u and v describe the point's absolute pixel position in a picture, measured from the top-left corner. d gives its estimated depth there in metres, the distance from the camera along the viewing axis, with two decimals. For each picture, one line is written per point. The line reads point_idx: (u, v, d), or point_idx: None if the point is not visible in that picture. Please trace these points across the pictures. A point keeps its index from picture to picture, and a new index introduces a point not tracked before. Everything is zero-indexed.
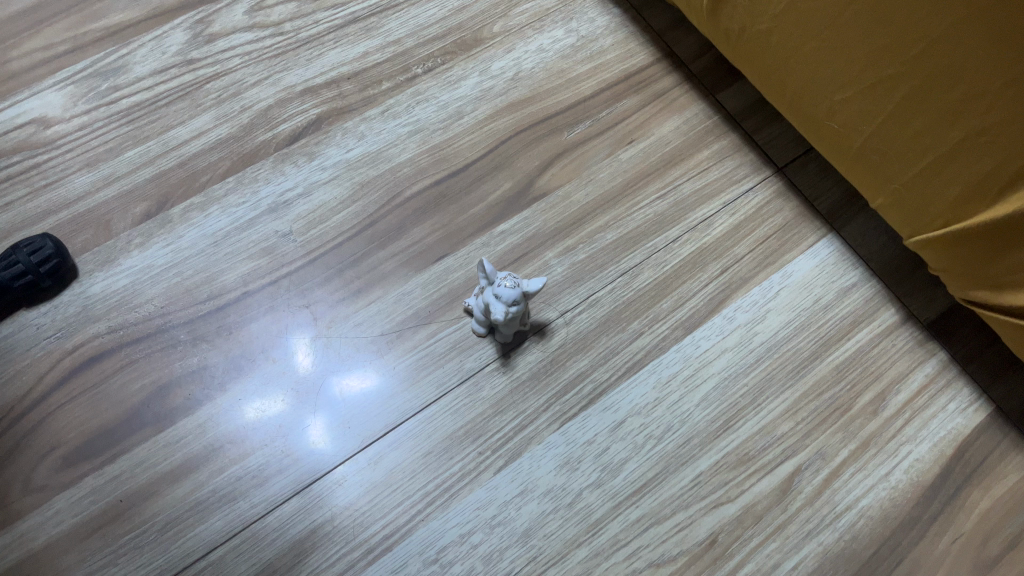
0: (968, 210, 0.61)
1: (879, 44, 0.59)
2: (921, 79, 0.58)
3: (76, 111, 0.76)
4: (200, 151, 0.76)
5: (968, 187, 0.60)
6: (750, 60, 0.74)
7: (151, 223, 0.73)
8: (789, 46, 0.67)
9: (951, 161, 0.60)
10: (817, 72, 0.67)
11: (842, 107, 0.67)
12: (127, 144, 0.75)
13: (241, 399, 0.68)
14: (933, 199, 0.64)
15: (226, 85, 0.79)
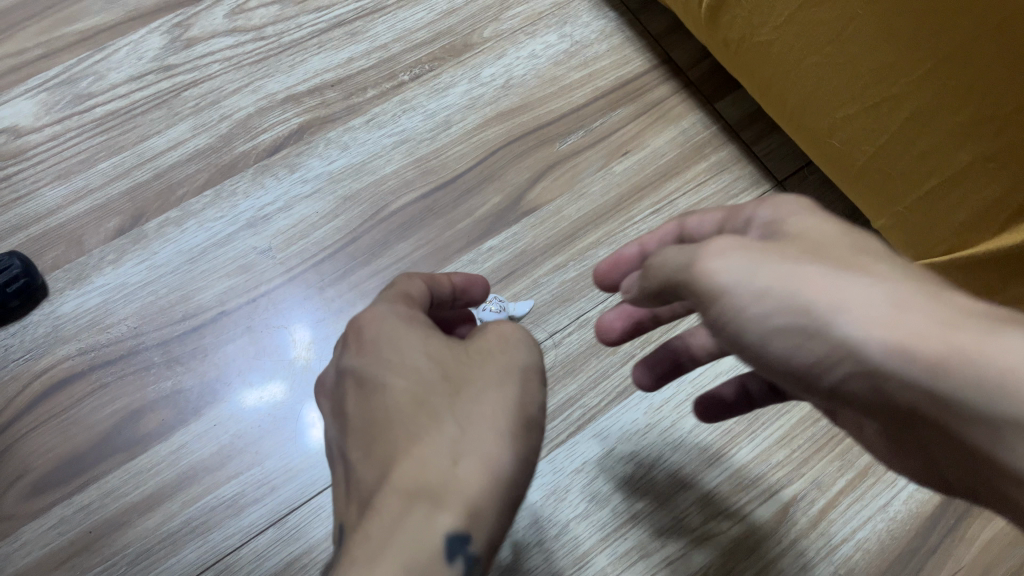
0: (975, 235, 0.58)
1: (884, 62, 0.56)
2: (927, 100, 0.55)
3: (48, 120, 0.73)
4: (177, 162, 0.73)
5: (974, 213, 0.57)
6: (749, 70, 0.71)
7: (124, 238, 0.70)
8: (789, 59, 0.64)
9: (957, 186, 0.57)
10: (818, 86, 0.63)
11: (844, 125, 0.64)
12: (101, 155, 0.72)
13: (225, 420, 0.66)
14: (937, 223, 0.61)
15: (204, 92, 0.75)
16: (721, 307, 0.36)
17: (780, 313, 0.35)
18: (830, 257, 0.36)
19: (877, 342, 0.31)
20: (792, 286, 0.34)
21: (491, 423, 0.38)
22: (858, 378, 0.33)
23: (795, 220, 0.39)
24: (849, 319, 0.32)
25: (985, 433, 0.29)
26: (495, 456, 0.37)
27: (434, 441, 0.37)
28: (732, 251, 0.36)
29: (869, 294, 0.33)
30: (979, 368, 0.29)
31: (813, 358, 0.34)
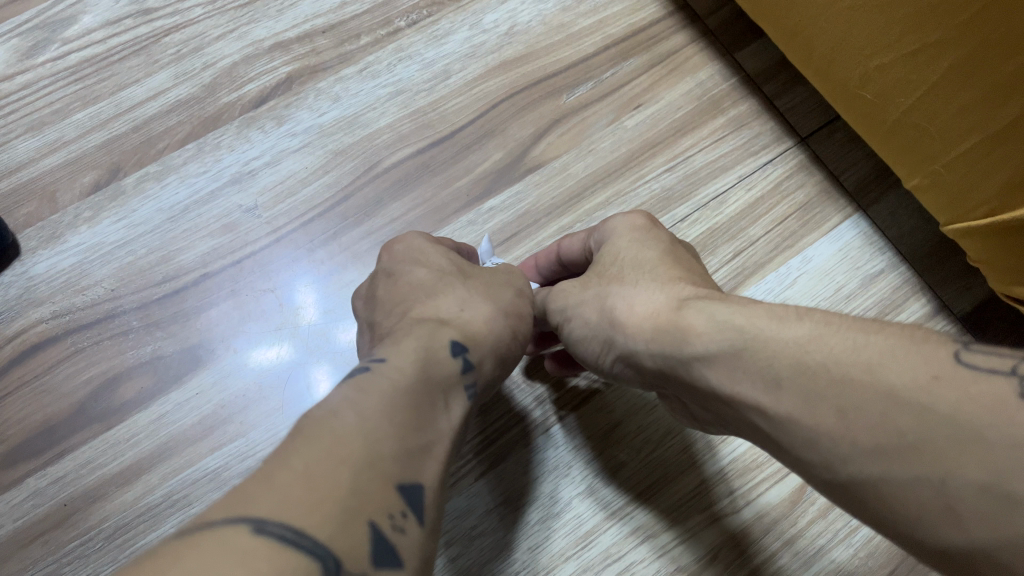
0: (1019, 197, 0.53)
1: (923, 5, 0.50)
2: (969, 48, 0.50)
3: (18, 66, 0.68)
4: (157, 114, 0.68)
5: (1019, 172, 0.52)
6: (774, 17, 0.65)
7: (101, 195, 0.66)
8: (819, 4, 0.59)
9: (1000, 143, 0.52)
10: (848, 32, 0.58)
11: (877, 76, 0.58)
12: (76, 105, 0.68)
13: (215, 388, 0.62)
14: (977, 184, 0.56)
15: (186, 38, 0.70)
16: (571, 313, 0.50)
17: (581, 326, 0.49)
18: (619, 273, 0.49)
19: (627, 336, 0.45)
20: (600, 312, 0.48)
21: (484, 297, 0.49)
22: (637, 355, 0.45)
23: (610, 245, 0.52)
24: (620, 310, 0.46)
25: (716, 370, 0.38)
26: (489, 315, 0.48)
27: (454, 296, 0.48)
28: (556, 289, 0.53)
29: (628, 293, 0.47)
30: (682, 339, 0.41)
31: (595, 354, 0.49)
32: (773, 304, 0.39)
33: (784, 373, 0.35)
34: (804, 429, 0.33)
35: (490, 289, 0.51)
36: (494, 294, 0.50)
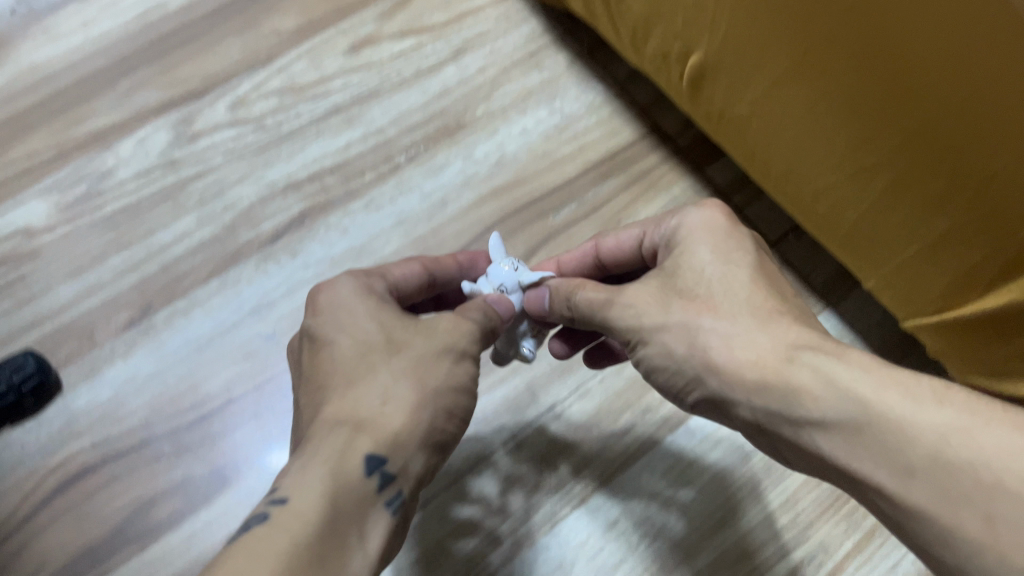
0: (962, 297, 0.59)
1: (858, 135, 0.57)
2: (902, 171, 0.56)
3: (59, 218, 0.76)
4: (183, 254, 0.76)
5: (959, 276, 0.58)
6: (733, 141, 0.72)
7: (135, 330, 0.72)
8: (770, 132, 0.66)
9: (939, 251, 0.58)
10: (797, 156, 0.65)
11: (827, 192, 0.65)
12: (111, 251, 0.75)
13: (234, 507, 0.67)
14: (925, 285, 0.62)
15: (208, 184, 0.78)
16: (640, 338, 0.49)
17: (654, 346, 0.48)
18: (693, 296, 0.48)
19: (726, 382, 0.45)
20: (677, 342, 0.47)
21: (410, 380, 0.47)
22: (740, 405, 0.44)
23: (678, 262, 0.51)
24: (712, 348, 0.45)
25: (833, 441, 0.39)
26: (414, 408, 0.46)
27: (390, 375, 0.47)
28: (608, 303, 0.51)
29: (712, 327, 0.46)
30: (795, 400, 0.41)
31: (679, 385, 0.48)
32: (898, 371, 0.40)
33: (918, 462, 0.36)
34: (940, 526, 0.35)
35: (422, 365, 0.47)
36: (421, 372, 0.47)
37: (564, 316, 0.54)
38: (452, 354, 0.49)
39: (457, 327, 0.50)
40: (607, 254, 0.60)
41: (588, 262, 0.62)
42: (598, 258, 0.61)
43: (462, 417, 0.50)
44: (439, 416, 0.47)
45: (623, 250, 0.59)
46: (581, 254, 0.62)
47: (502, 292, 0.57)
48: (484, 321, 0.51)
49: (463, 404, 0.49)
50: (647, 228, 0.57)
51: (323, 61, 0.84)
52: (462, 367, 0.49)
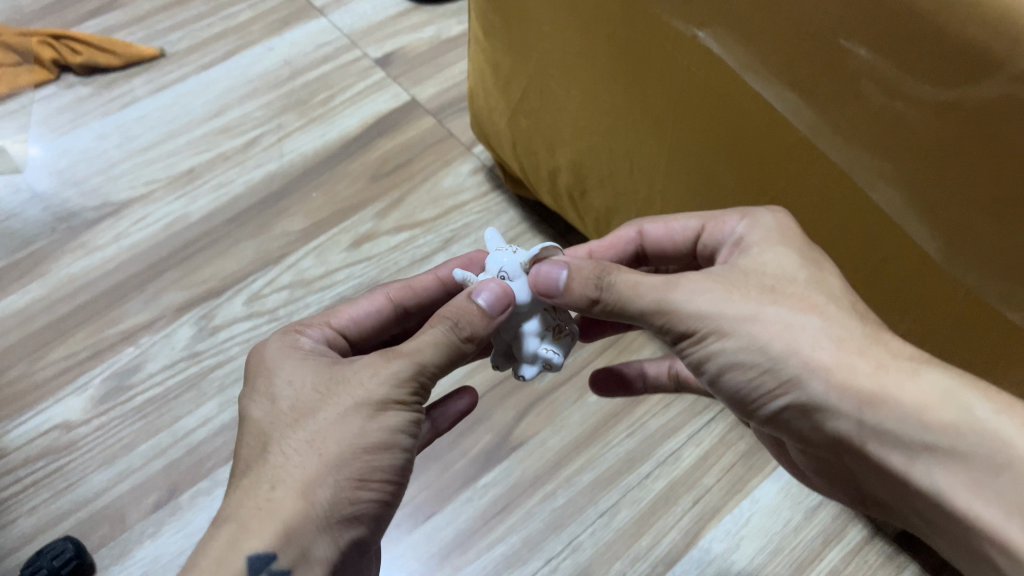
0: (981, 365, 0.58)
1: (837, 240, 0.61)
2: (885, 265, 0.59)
3: (94, 411, 0.85)
4: (206, 437, 0.83)
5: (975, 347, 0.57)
6: None
7: (162, 511, 0.79)
8: None
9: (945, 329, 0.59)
10: None
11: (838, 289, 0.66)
12: (141, 438, 0.83)
13: None
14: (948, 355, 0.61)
15: (228, 372, 0.87)
16: (720, 328, 0.47)
17: (738, 338, 0.47)
18: (784, 292, 0.47)
19: (833, 391, 0.45)
20: (777, 339, 0.46)
21: (307, 452, 0.45)
22: (838, 417, 0.46)
23: (754, 258, 0.50)
24: (821, 355, 0.46)
25: (949, 480, 0.44)
26: (311, 483, 0.44)
27: (293, 451, 0.45)
28: (698, 289, 0.47)
29: (817, 333, 0.46)
30: (925, 429, 0.44)
31: (772, 384, 0.47)
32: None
33: None
34: None
35: (334, 430, 0.45)
36: (328, 441, 0.45)
37: (589, 299, 0.48)
38: (374, 408, 0.46)
39: (378, 378, 0.47)
40: (652, 242, 0.59)
41: (628, 250, 0.60)
42: (641, 248, 0.60)
43: (389, 475, 0.47)
44: (351, 484, 0.45)
45: (669, 238, 0.58)
46: (620, 241, 0.60)
47: (503, 278, 0.53)
48: (410, 365, 0.47)
49: (388, 461, 0.47)
50: (707, 220, 0.56)
51: (327, 257, 0.96)
52: (385, 417, 0.46)
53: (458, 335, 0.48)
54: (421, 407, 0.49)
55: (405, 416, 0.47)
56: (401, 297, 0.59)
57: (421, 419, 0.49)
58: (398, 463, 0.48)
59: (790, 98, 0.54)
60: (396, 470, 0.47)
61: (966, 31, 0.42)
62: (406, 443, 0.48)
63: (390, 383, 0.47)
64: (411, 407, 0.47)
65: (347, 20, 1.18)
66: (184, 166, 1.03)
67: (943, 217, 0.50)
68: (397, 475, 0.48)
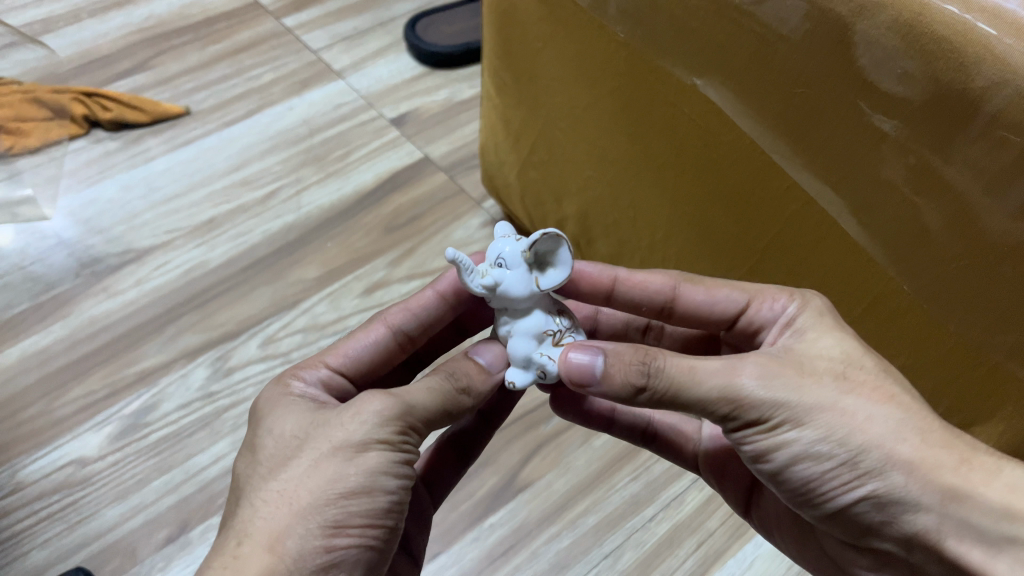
0: (975, 399, 0.59)
1: (842, 273, 0.62)
2: (886, 301, 0.60)
3: (110, 448, 0.86)
4: (217, 474, 0.85)
5: (970, 378, 0.58)
6: None
7: (172, 546, 0.80)
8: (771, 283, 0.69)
9: (944, 365, 0.59)
10: None
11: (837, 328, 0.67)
12: (153, 474, 0.85)
13: None
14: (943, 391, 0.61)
15: (241, 411, 0.90)
16: (794, 415, 0.45)
17: (816, 425, 0.45)
18: (857, 379, 0.47)
19: (914, 484, 0.44)
20: (857, 432, 0.45)
21: (280, 499, 0.43)
22: (918, 511, 0.45)
23: (814, 344, 0.49)
24: (906, 447, 0.45)
25: None
26: (280, 531, 0.42)
27: (267, 499, 0.43)
28: (769, 375, 0.46)
29: (897, 424, 0.45)
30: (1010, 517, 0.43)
31: (842, 483, 0.46)
32: None
33: None
34: None
35: (310, 474, 0.44)
36: (304, 486, 0.43)
37: (634, 386, 0.47)
38: (355, 448, 0.44)
39: (360, 418, 0.45)
40: (684, 306, 0.58)
41: (657, 301, 0.59)
42: (670, 304, 0.59)
43: (371, 521, 0.44)
44: (325, 532, 0.43)
45: (701, 308, 0.57)
46: (656, 289, 0.59)
47: (501, 265, 0.54)
48: (396, 403, 0.46)
49: (369, 504, 0.44)
50: (755, 297, 0.55)
51: (341, 303, 0.99)
52: (366, 458, 0.44)
53: (453, 384, 0.50)
54: (408, 449, 0.47)
55: (388, 457, 0.45)
56: (397, 322, 0.59)
57: (408, 461, 0.47)
58: (382, 508, 0.45)
59: (784, 143, 0.58)
60: (380, 517, 0.45)
61: (944, 80, 0.45)
62: (390, 486, 0.45)
63: (373, 421, 0.45)
64: (396, 447, 0.46)
65: (364, 83, 1.24)
66: (205, 216, 1.07)
67: (929, 259, 0.53)
68: (380, 522, 0.45)
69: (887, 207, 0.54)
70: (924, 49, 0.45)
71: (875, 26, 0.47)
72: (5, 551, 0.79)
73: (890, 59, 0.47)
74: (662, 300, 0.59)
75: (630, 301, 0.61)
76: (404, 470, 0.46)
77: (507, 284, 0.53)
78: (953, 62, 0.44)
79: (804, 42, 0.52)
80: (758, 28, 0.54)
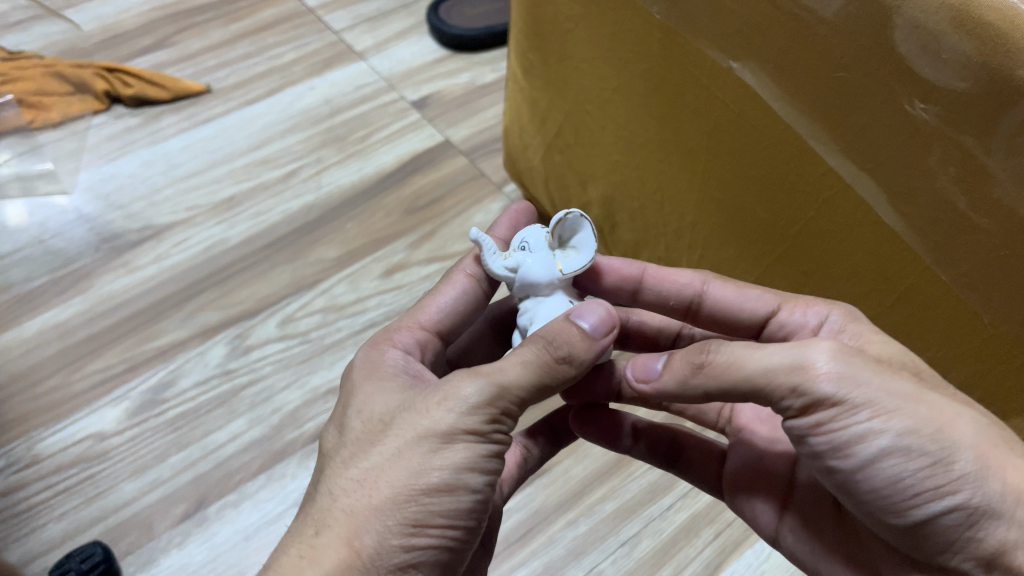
0: (1010, 386, 0.58)
1: (874, 265, 0.61)
2: (921, 297, 0.59)
3: (128, 422, 0.86)
4: (234, 452, 0.85)
5: (1004, 369, 0.57)
6: None
7: (189, 522, 0.80)
8: (797, 275, 0.69)
9: (977, 355, 0.58)
10: (829, 292, 0.67)
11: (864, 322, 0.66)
12: (171, 450, 0.85)
13: None
14: (977, 380, 0.60)
15: (259, 391, 0.89)
16: (878, 403, 0.42)
17: (903, 415, 0.42)
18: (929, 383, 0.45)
19: (1010, 494, 0.41)
20: (946, 426, 0.42)
21: (364, 491, 0.42)
22: (1009, 524, 0.41)
23: (884, 346, 0.49)
24: (998, 448, 0.42)
25: None
26: (360, 526, 0.42)
27: (348, 489, 0.43)
28: (850, 357, 0.43)
29: (982, 426, 0.43)
30: None
31: (933, 484, 0.41)
32: None
33: None
34: None
35: (392, 466, 0.43)
36: (384, 479, 0.42)
37: (696, 365, 0.46)
38: (438, 441, 0.43)
39: (447, 406, 0.44)
40: (710, 303, 0.58)
41: (685, 297, 0.59)
42: (698, 301, 0.59)
43: (454, 519, 0.43)
44: (403, 531, 0.42)
45: (731, 306, 0.57)
46: (683, 284, 0.59)
47: (525, 248, 0.55)
48: (488, 390, 0.44)
49: (452, 501, 0.43)
50: (785, 303, 0.55)
51: (360, 284, 0.98)
52: (450, 453, 0.43)
53: (550, 353, 0.46)
54: (497, 439, 0.45)
55: (473, 450, 0.44)
56: (474, 270, 0.59)
57: (496, 454, 0.45)
58: (464, 506, 0.44)
59: (822, 128, 0.57)
60: (462, 514, 0.44)
61: (988, 64, 0.44)
62: (474, 483, 0.44)
63: (463, 408, 0.44)
64: (484, 439, 0.44)
65: (386, 64, 1.23)
66: (225, 194, 1.07)
67: (970, 247, 0.52)
68: (462, 520, 0.44)
69: (925, 195, 0.53)
70: (975, 33, 0.44)
71: (924, 8, 0.46)
72: (23, 522, 0.79)
73: (936, 42, 0.46)
74: (689, 298, 0.59)
75: (657, 297, 0.61)
76: (490, 462, 0.45)
77: (528, 266, 0.55)
78: (1001, 48, 0.43)
79: (846, 25, 0.50)
80: (799, 10, 0.53)
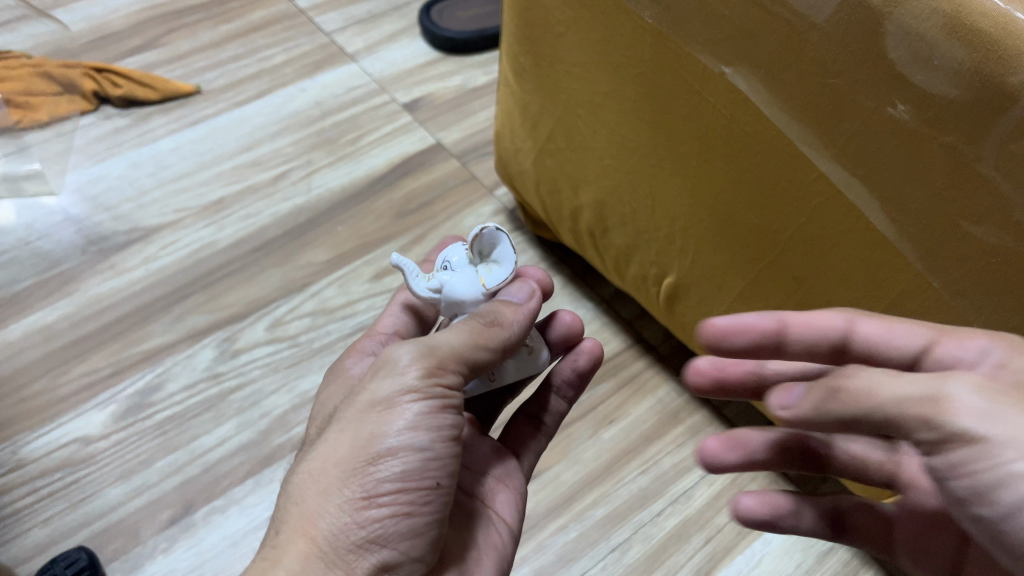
0: None
1: (864, 272, 0.61)
2: (911, 304, 0.59)
3: (114, 426, 0.86)
4: (222, 457, 0.84)
5: None
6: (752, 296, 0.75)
7: (175, 527, 0.79)
8: (788, 281, 0.69)
9: None
10: (819, 298, 0.67)
11: None
12: (157, 455, 0.84)
13: None
14: None
15: (247, 395, 0.88)
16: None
17: None
18: None
19: None
20: None
21: (314, 477, 0.44)
22: None
23: None
24: None
25: None
26: (313, 511, 0.43)
27: (302, 481, 0.45)
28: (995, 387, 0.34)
29: None
30: None
31: None
32: None
33: None
34: None
35: (337, 444, 0.44)
36: (331, 459, 0.44)
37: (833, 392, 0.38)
38: (377, 409, 0.44)
39: (382, 375, 0.45)
40: (865, 344, 0.46)
41: (834, 337, 0.47)
42: (846, 343, 0.47)
43: (410, 482, 0.44)
44: (356, 504, 0.43)
45: (883, 349, 0.46)
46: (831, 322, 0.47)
47: (449, 268, 0.53)
48: (418, 351, 0.45)
49: (401, 465, 0.43)
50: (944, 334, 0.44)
51: (350, 288, 0.98)
52: (390, 416, 0.44)
53: (478, 320, 0.48)
54: (445, 398, 0.45)
55: (413, 410, 0.44)
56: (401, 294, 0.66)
57: (447, 412, 0.45)
58: (417, 468, 0.44)
59: (813, 134, 0.57)
60: (418, 477, 0.44)
61: (979, 71, 0.44)
62: (424, 443, 0.44)
63: (396, 374, 0.45)
64: (426, 397, 0.44)
65: (377, 67, 1.23)
66: (215, 196, 1.06)
67: (960, 254, 0.52)
68: (420, 482, 0.44)
69: (914, 201, 0.53)
70: (966, 40, 0.44)
71: (916, 15, 0.46)
72: (7, 527, 0.79)
73: (928, 49, 0.46)
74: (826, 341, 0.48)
75: (804, 346, 0.48)
76: (442, 419, 0.45)
77: (454, 283, 0.52)
78: (993, 54, 0.43)
79: (838, 32, 0.50)
80: (790, 16, 0.53)
